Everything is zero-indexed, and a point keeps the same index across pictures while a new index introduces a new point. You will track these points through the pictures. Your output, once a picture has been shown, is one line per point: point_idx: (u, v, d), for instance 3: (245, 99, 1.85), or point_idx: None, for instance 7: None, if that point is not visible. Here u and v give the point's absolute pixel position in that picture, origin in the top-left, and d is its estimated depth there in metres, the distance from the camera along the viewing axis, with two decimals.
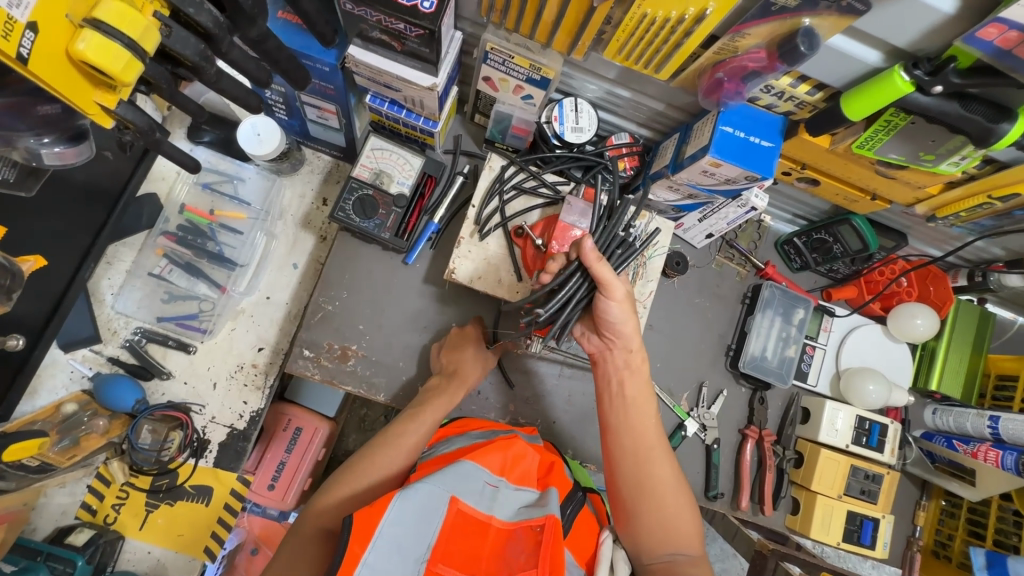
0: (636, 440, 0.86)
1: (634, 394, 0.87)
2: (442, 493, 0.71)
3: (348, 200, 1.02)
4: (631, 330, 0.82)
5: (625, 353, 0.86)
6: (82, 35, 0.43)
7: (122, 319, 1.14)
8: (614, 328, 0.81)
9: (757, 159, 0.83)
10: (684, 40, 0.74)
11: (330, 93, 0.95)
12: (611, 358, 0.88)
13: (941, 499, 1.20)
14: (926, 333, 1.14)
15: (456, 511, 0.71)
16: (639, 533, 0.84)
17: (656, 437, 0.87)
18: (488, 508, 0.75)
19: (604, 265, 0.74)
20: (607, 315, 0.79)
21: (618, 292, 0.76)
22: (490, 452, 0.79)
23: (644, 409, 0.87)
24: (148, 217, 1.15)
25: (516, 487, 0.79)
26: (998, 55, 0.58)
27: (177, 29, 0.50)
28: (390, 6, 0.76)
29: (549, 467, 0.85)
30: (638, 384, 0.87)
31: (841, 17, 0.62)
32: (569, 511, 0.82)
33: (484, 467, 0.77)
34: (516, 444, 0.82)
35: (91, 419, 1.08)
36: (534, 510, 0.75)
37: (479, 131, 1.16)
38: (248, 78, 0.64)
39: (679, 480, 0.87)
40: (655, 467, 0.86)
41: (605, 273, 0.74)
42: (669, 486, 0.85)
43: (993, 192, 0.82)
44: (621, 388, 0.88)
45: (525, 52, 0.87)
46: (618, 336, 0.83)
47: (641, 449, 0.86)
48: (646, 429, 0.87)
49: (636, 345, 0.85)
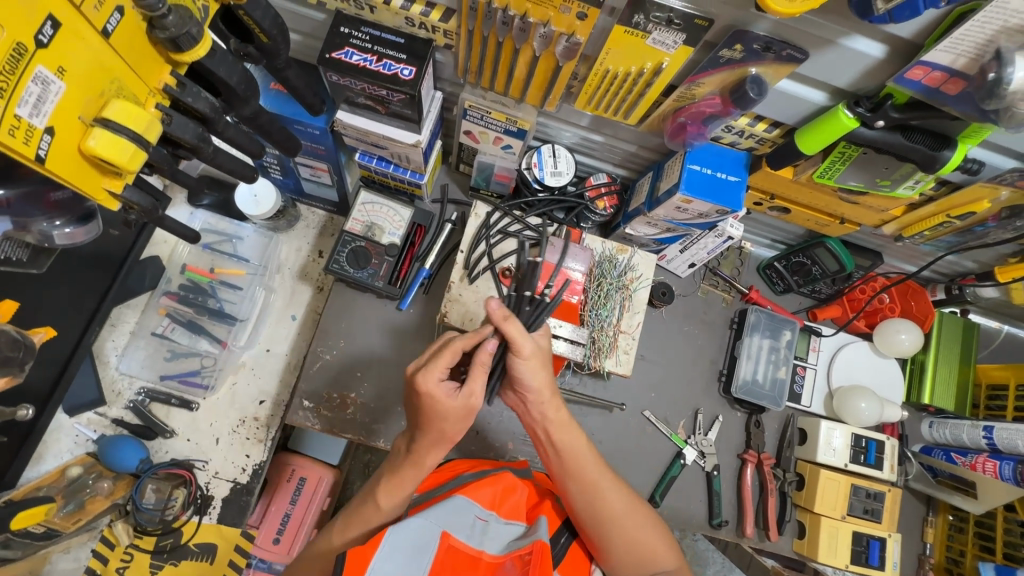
0: (580, 478, 0.84)
1: (563, 434, 0.84)
2: (433, 528, 0.74)
3: (342, 252, 1.07)
4: (542, 381, 0.80)
5: (540, 405, 0.82)
6: (92, 133, 0.47)
7: (126, 380, 1.16)
8: (523, 384, 0.80)
9: (725, 194, 0.88)
10: (646, 90, 0.80)
11: (321, 153, 1.02)
12: (531, 409, 0.83)
13: (948, 514, 1.19)
14: (912, 348, 1.16)
15: (448, 546, 0.74)
16: (614, 561, 0.85)
17: (597, 470, 0.85)
18: (479, 542, 0.78)
19: (513, 322, 0.75)
20: (517, 374, 0.79)
21: (527, 350, 0.77)
22: (480, 487, 0.83)
23: (580, 448, 0.85)
24: (150, 278, 1.20)
25: (506, 520, 0.82)
26: (928, 92, 0.63)
27: (177, 117, 0.55)
28: (373, 76, 0.82)
29: (538, 501, 0.90)
30: (562, 427, 0.84)
31: (783, 65, 0.68)
32: (562, 541, 0.87)
33: (475, 501, 0.82)
34: (505, 477, 0.86)
35: (95, 481, 1.10)
36: (523, 541, 0.78)
37: (464, 179, 1.22)
38: (243, 151, 0.69)
39: (631, 501, 0.86)
40: (607, 499, 0.84)
41: (516, 334, 0.75)
42: (626, 512, 0.85)
43: (952, 212, 0.86)
44: (548, 436, 0.84)
45: (501, 107, 0.94)
46: (528, 390, 0.81)
47: (587, 485, 0.84)
48: (583, 464, 0.84)
49: (547, 395, 0.82)
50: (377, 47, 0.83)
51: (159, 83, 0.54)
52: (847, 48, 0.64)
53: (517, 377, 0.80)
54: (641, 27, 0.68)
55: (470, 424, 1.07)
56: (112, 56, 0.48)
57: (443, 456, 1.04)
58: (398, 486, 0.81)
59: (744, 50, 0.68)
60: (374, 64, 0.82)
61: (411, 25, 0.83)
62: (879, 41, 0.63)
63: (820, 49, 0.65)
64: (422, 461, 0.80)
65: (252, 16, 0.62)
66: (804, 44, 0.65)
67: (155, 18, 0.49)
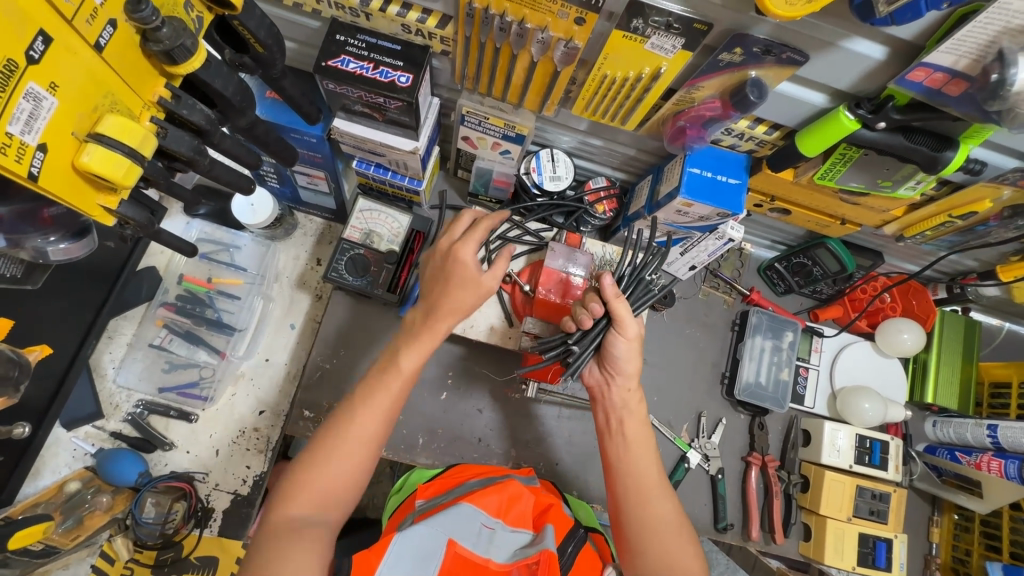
0: (637, 481, 0.83)
1: (634, 432, 0.86)
2: (439, 536, 0.75)
3: (341, 261, 1.06)
4: (634, 369, 0.84)
5: (624, 392, 0.86)
6: (86, 148, 0.46)
7: (123, 393, 1.15)
8: (616, 365, 0.83)
9: (725, 197, 0.88)
10: (645, 95, 0.79)
11: (319, 161, 1.02)
12: (615, 392, 0.86)
13: (954, 514, 1.19)
14: (914, 347, 1.16)
15: (454, 554, 0.75)
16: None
17: (656, 477, 0.84)
18: (484, 550, 0.78)
19: (622, 303, 0.77)
20: (613, 353, 0.82)
21: (631, 331, 0.79)
22: (486, 494, 0.83)
23: (645, 449, 0.85)
24: (147, 290, 1.18)
25: (513, 528, 0.82)
26: (929, 93, 0.63)
27: (172, 130, 0.54)
28: (370, 83, 0.81)
29: (545, 509, 0.86)
30: (636, 423, 0.86)
31: (783, 68, 0.68)
32: (570, 551, 0.81)
33: (481, 509, 0.81)
34: (511, 485, 0.85)
35: (94, 496, 1.09)
36: (530, 549, 0.77)
37: (462, 185, 1.21)
38: (240, 164, 0.68)
39: (680, 522, 0.83)
40: (657, 505, 0.82)
41: (623, 312, 0.77)
42: (672, 527, 0.82)
43: (953, 211, 0.85)
44: (620, 426, 0.87)
45: (499, 113, 0.93)
46: (618, 372, 0.84)
47: (642, 488, 0.83)
48: (644, 468, 0.84)
49: (635, 386, 0.86)
50: (373, 54, 0.82)
51: (154, 96, 0.53)
52: (847, 50, 0.63)
53: (611, 357, 0.83)
54: (639, 32, 0.67)
55: (472, 432, 1.06)
56: (106, 70, 0.47)
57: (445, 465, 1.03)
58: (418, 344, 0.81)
59: (744, 54, 0.67)
60: (370, 72, 0.81)
61: (407, 32, 0.83)
62: (880, 43, 0.62)
63: (821, 51, 0.65)
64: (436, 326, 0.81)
65: (246, 26, 0.61)
66: (803, 46, 0.65)
67: (149, 30, 0.48)
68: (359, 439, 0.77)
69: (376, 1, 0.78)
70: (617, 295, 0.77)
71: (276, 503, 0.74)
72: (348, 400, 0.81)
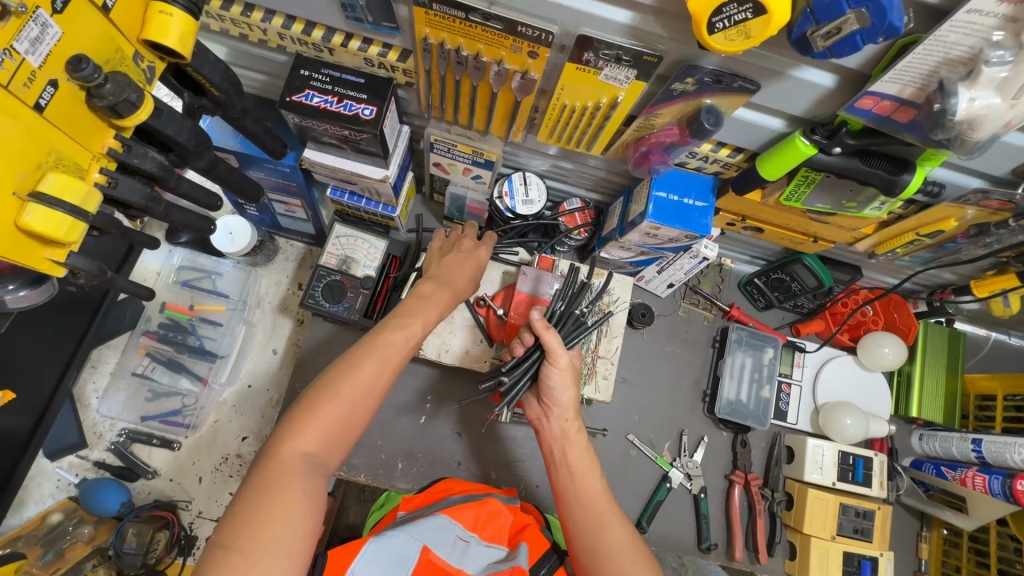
0: (586, 508, 0.81)
1: (577, 459, 0.85)
2: (414, 543, 0.75)
3: (317, 287, 1.07)
4: (570, 398, 0.84)
5: (562, 422, 0.86)
6: (28, 207, 0.47)
7: (107, 422, 1.16)
8: (552, 397, 0.84)
9: (692, 219, 0.88)
10: (606, 122, 0.80)
11: (293, 190, 1.03)
12: (554, 421, 0.86)
13: (943, 529, 1.17)
14: (896, 361, 1.15)
15: (427, 561, 0.74)
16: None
17: (605, 502, 0.82)
18: (459, 561, 0.77)
19: (552, 333, 0.80)
20: (549, 384, 0.83)
21: (563, 361, 0.81)
22: (463, 508, 0.84)
23: (591, 475, 0.84)
24: (130, 318, 1.20)
25: (488, 543, 0.82)
26: (879, 120, 0.63)
27: (123, 180, 0.55)
28: (334, 117, 0.82)
29: (522, 527, 0.87)
30: (579, 451, 0.85)
31: (735, 96, 0.68)
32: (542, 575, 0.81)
33: (458, 521, 0.82)
34: (490, 502, 0.86)
35: (76, 527, 1.11)
36: (503, 564, 0.78)
37: (439, 208, 1.22)
38: (201, 204, 0.69)
39: (637, 545, 0.79)
40: (610, 530, 0.80)
41: (553, 341, 0.80)
42: (628, 551, 0.78)
43: (921, 229, 0.85)
44: (563, 455, 0.85)
45: (466, 140, 0.94)
46: (555, 404, 0.85)
47: (592, 515, 0.81)
48: (593, 493, 0.82)
49: (572, 414, 0.86)
50: (337, 88, 0.83)
51: (103, 147, 0.54)
52: (797, 78, 0.64)
53: (547, 389, 0.83)
54: (592, 64, 0.68)
55: (451, 456, 1.06)
56: (48, 128, 0.48)
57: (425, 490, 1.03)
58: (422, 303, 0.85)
59: (696, 83, 0.68)
60: (334, 106, 0.82)
61: (370, 65, 0.84)
62: (828, 71, 0.62)
63: (770, 80, 0.65)
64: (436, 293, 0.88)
65: (201, 71, 0.63)
66: (754, 75, 0.65)
67: (92, 87, 0.49)
68: (364, 384, 0.73)
69: (336, 37, 0.79)
70: (547, 327, 0.80)
71: (280, 437, 0.69)
72: (358, 345, 0.77)
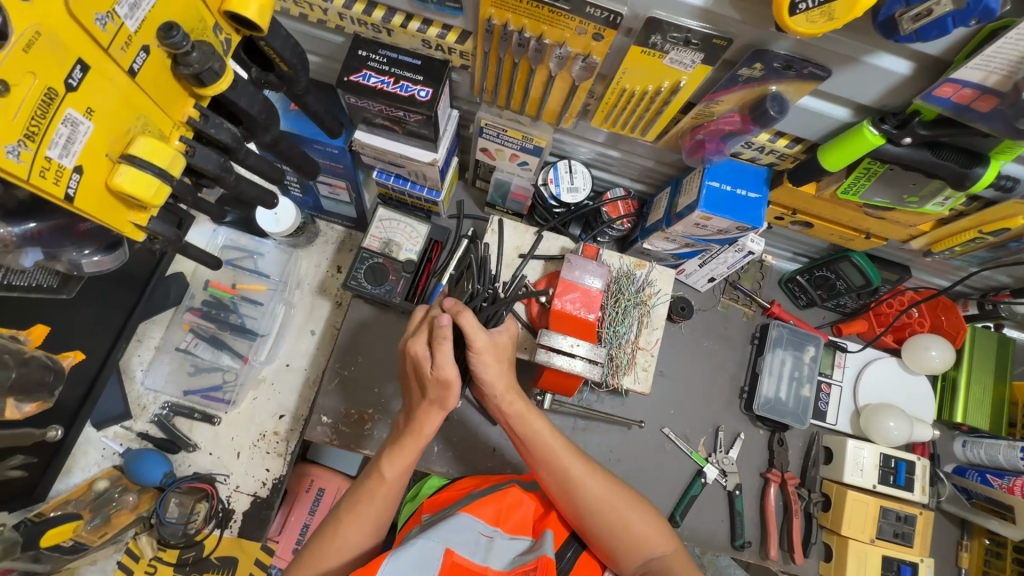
0: (553, 471, 0.86)
1: (529, 427, 0.87)
2: (438, 544, 0.72)
3: (360, 269, 1.08)
4: (496, 377, 0.85)
5: (499, 400, 0.86)
6: (119, 169, 0.48)
7: (151, 395, 1.19)
8: (480, 380, 0.85)
9: (745, 210, 0.87)
10: (664, 108, 0.79)
11: (340, 172, 1.03)
12: (491, 403, 0.87)
13: (985, 538, 1.14)
14: (942, 365, 1.12)
15: (453, 563, 0.72)
16: (613, 556, 0.85)
17: (569, 459, 0.86)
18: (484, 558, 0.75)
19: (466, 314, 0.80)
20: (476, 371, 0.84)
21: (479, 344, 0.82)
22: (483, 504, 0.82)
23: (548, 440, 0.87)
24: (175, 294, 1.23)
25: (511, 536, 0.82)
26: (958, 109, 0.62)
27: (200, 149, 0.56)
28: (391, 97, 0.83)
29: (544, 513, 0.90)
30: (527, 420, 0.87)
31: (804, 83, 0.67)
32: (568, 555, 0.88)
33: (479, 518, 0.80)
34: (510, 493, 0.86)
35: (121, 495, 1.13)
36: (529, 555, 0.77)
37: (480, 195, 1.23)
38: (264, 177, 0.70)
39: (610, 486, 0.87)
40: (583, 486, 0.85)
41: (468, 323, 0.80)
42: (606, 498, 0.85)
43: (984, 227, 0.83)
44: (514, 430, 0.88)
45: (517, 125, 0.94)
46: (486, 387, 0.86)
47: (562, 477, 0.85)
48: (555, 456, 0.86)
49: (501, 389, 0.85)
50: (394, 69, 0.84)
51: (183, 116, 0.55)
52: (872, 65, 0.62)
53: (474, 375, 0.85)
54: (658, 47, 0.67)
55: (487, 441, 1.06)
56: (140, 94, 0.49)
57: (459, 475, 1.03)
58: (399, 452, 0.85)
59: (764, 69, 0.67)
60: (391, 87, 0.83)
61: (427, 47, 0.84)
62: (906, 58, 0.61)
63: (844, 66, 0.64)
64: (422, 429, 0.85)
65: (272, 46, 0.63)
66: (825, 61, 0.64)
67: (179, 55, 0.50)
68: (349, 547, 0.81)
69: (397, 17, 0.79)
70: (463, 309, 0.81)
71: None
72: (339, 508, 0.84)
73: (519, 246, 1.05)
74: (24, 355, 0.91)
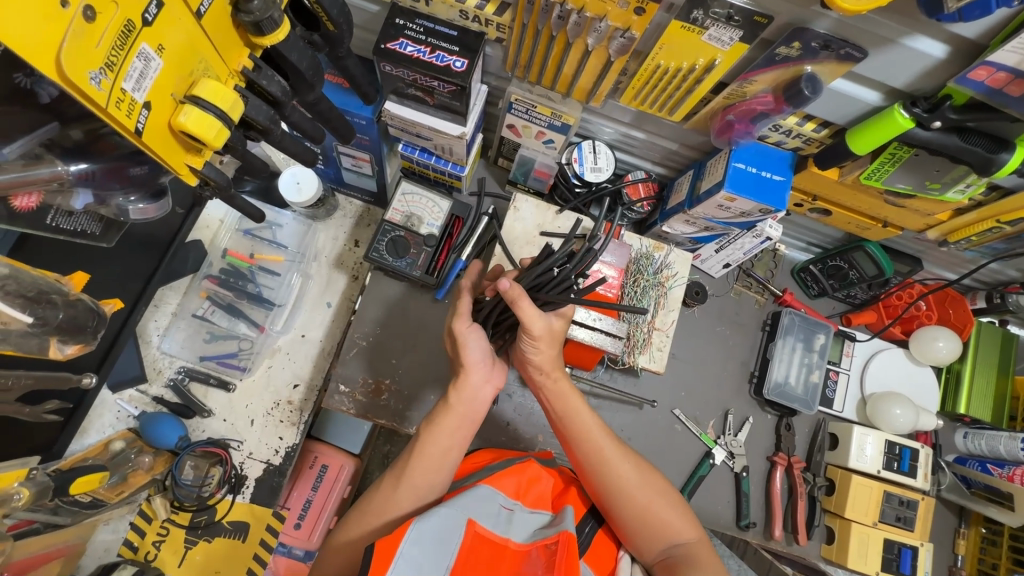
0: (586, 448, 0.85)
1: (567, 403, 0.86)
2: (460, 515, 0.71)
3: (381, 242, 1.09)
4: (545, 357, 0.84)
5: (541, 376, 0.87)
6: (183, 109, 0.50)
7: (167, 359, 1.19)
8: (527, 356, 0.84)
9: (769, 193, 0.88)
10: (696, 87, 0.80)
11: (366, 144, 1.03)
12: (533, 377, 0.88)
13: (981, 526, 1.18)
14: (949, 356, 1.15)
15: (474, 534, 0.71)
16: (634, 538, 0.83)
17: (603, 436, 0.85)
18: (505, 530, 0.75)
19: (523, 304, 0.76)
20: (523, 348, 0.83)
21: (535, 331, 0.79)
22: (504, 476, 0.82)
23: (583, 417, 0.86)
24: (193, 262, 1.22)
25: (531, 509, 0.81)
26: (989, 92, 0.64)
27: (252, 99, 0.58)
28: (427, 66, 0.83)
29: (564, 490, 0.88)
30: (567, 398, 0.86)
31: (841, 63, 0.68)
32: (586, 531, 0.85)
33: (500, 490, 0.80)
34: (530, 467, 0.86)
35: (137, 456, 1.12)
36: (548, 530, 0.76)
37: (502, 173, 1.25)
38: (305, 137, 0.71)
39: (640, 468, 0.85)
40: (613, 465, 0.84)
41: (526, 314, 0.77)
42: (634, 479, 0.83)
43: (1000, 217, 0.86)
44: (550, 406, 0.88)
45: (547, 102, 0.95)
46: (531, 365, 0.86)
47: (594, 454, 0.84)
48: (589, 432, 0.85)
49: (548, 367, 0.85)
50: (430, 39, 0.84)
51: (238, 66, 0.57)
52: (908, 47, 0.64)
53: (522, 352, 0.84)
54: (699, 23, 0.68)
55: (502, 415, 1.07)
56: (203, 38, 0.51)
57: (473, 446, 1.05)
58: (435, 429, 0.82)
59: (802, 48, 0.68)
60: (427, 56, 0.83)
61: (464, 18, 0.85)
62: (942, 41, 0.63)
63: (880, 48, 0.66)
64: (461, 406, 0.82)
65: (321, 4, 0.64)
66: (863, 43, 0.66)
67: (242, 2, 0.52)
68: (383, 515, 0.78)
69: None
70: (521, 295, 0.76)
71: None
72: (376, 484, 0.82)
73: (541, 223, 1.05)
74: (70, 298, 0.91)
